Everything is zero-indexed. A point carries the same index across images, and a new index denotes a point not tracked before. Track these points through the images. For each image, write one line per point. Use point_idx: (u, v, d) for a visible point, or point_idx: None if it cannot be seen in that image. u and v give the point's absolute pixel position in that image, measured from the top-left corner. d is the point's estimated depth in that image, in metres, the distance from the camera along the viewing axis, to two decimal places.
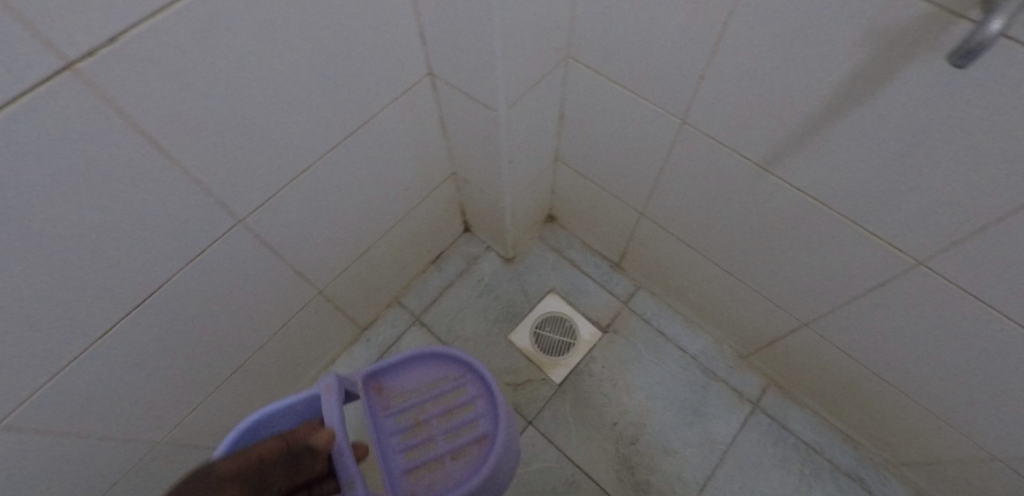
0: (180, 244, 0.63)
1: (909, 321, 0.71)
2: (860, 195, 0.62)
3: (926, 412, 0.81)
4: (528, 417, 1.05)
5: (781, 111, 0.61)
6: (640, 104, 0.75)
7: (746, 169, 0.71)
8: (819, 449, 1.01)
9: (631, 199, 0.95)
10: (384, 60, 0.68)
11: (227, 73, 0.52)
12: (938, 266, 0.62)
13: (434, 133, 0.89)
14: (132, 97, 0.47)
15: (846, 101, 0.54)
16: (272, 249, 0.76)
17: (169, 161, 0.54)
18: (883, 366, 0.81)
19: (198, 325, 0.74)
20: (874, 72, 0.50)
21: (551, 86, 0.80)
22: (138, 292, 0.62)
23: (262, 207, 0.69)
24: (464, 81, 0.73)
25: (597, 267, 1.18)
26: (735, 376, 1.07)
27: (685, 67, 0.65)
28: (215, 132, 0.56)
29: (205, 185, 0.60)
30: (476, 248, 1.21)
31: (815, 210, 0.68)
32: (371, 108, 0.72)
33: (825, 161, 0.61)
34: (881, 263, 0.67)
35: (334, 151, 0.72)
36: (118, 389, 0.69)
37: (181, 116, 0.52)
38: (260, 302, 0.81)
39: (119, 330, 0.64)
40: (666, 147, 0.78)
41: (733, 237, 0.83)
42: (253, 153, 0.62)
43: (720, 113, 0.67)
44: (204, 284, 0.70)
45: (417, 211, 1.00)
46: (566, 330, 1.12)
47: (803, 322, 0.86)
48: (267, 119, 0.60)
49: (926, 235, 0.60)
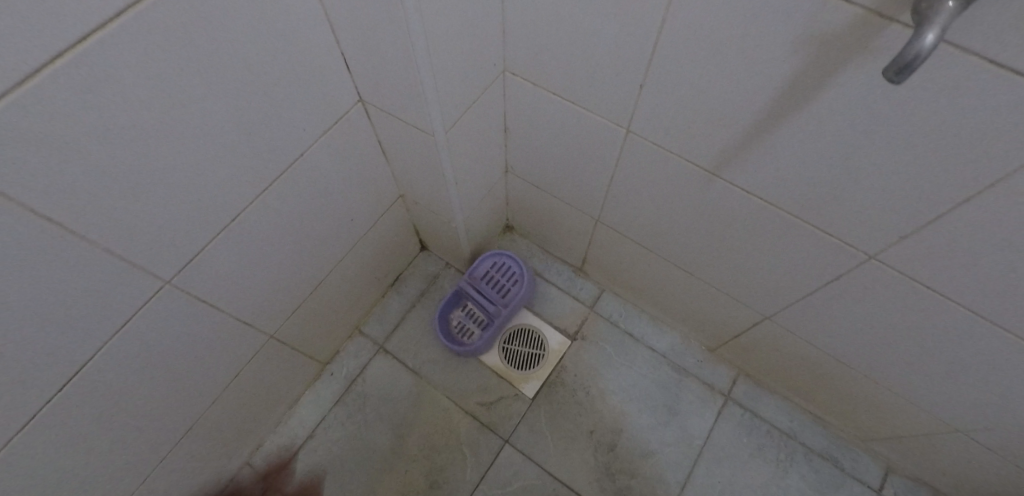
0: (101, 317, 0.57)
1: (865, 310, 0.71)
2: (808, 196, 0.61)
3: (889, 392, 0.83)
4: (504, 435, 1.03)
5: (723, 118, 0.59)
6: (583, 115, 0.72)
7: (694, 174, 0.70)
8: (792, 433, 1.02)
9: (585, 207, 0.93)
10: (307, 94, 0.64)
11: (127, 131, 0.47)
12: (889, 259, 0.62)
13: (375, 159, 0.85)
14: (14, 174, 0.41)
15: (787, 106, 0.53)
16: (211, 303, 0.71)
17: (73, 235, 0.49)
18: (845, 352, 0.82)
19: (136, 393, 0.68)
20: (811, 78, 0.49)
21: (491, 102, 0.77)
22: (59, 374, 0.57)
23: (192, 263, 0.64)
24: (399, 107, 0.69)
25: (560, 273, 1.16)
26: (705, 370, 1.07)
27: (624, 78, 0.63)
28: (121, 197, 0.51)
29: (120, 252, 0.54)
30: (435, 266, 1.17)
31: (766, 211, 0.67)
32: (301, 144, 0.68)
33: (770, 165, 0.61)
34: (834, 258, 0.67)
35: (265, 194, 0.67)
36: (52, 475, 0.63)
37: (78, 186, 0.46)
38: (205, 357, 0.76)
39: (42, 418, 0.58)
40: (614, 155, 0.76)
41: (690, 239, 0.82)
42: (172, 210, 0.57)
43: (664, 121, 0.65)
44: (138, 351, 0.65)
45: (367, 238, 0.96)
46: (535, 342, 1.10)
47: (765, 316, 0.87)
48: (182, 173, 0.55)
49: (874, 231, 0.60)
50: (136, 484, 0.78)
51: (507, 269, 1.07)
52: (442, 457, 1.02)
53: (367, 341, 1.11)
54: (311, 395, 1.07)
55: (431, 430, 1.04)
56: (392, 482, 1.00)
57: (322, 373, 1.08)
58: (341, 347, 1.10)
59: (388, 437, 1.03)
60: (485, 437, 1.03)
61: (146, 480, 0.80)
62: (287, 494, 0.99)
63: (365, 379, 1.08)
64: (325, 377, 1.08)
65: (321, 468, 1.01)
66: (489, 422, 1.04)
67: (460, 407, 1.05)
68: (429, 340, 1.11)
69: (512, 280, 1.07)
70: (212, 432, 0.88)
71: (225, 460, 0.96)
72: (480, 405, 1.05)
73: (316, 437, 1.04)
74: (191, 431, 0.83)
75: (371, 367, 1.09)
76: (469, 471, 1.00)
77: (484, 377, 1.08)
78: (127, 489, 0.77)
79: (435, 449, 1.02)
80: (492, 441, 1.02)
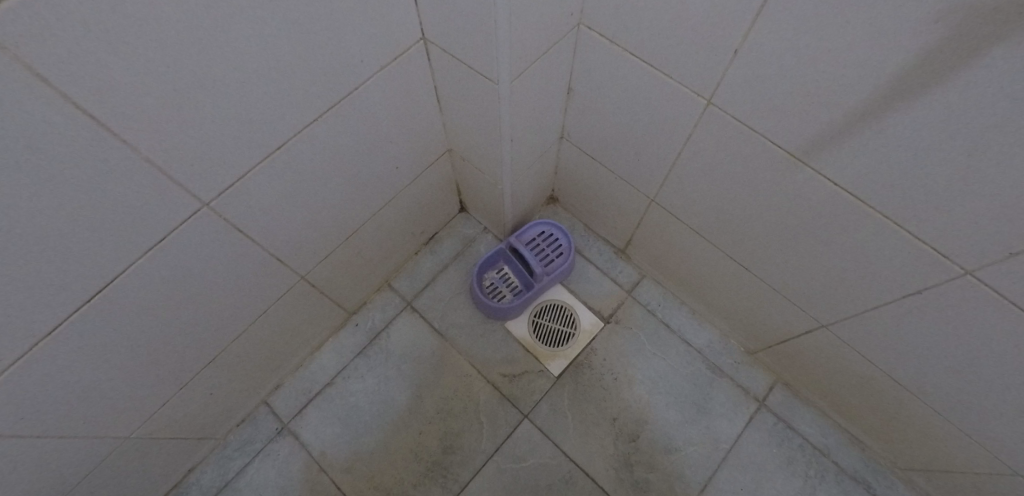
0: (137, 231, 0.56)
1: (943, 330, 0.65)
2: (908, 194, 0.55)
3: (947, 423, 0.77)
4: (524, 410, 1.00)
5: (826, 95, 0.53)
6: (659, 79, 0.67)
7: (778, 158, 0.64)
8: (825, 450, 0.97)
9: (642, 184, 0.88)
10: (372, 22, 0.59)
11: (180, 32, 0.44)
12: (987, 278, 0.55)
13: (429, 106, 0.81)
14: (58, 62, 0.39)
15: (909, 86, 0.47)
16: (246, 234, 0.69)
17: (115, 138, 0.46)
18: (906, 374, 0.75)
19: (166, 315, 0.67)
20: (948, 54, 0.43)
21: (560, 55, 0.72)
22: (89, 284, 0.56)
23: (231, 189, 0.61)
24: (463, 49, 0.64)
25: (601, 253, 1.12)
26: (741, 373, 1.02)
27: (714, 41, 0.57)
28: (168, 104, 0.48)
29: (161, 166, 0.52)
30: (472, 229, 1.14)
31: (851, 207, 0.61)
32: (357, 78, 0.64)
33: (869, 154, 0.54)
34: (922, 269, 0.60)
35: (314, 126, 0.64)
36: (76, 385, 0.63)
37: (124, 85, 0.44)
38: (236, 287, 0.75)
39: (69, 326, 0.57)
40: (687, 130, 0.71)
41: (754, 230, 0.77)
42: (219, 127, 0.54)
43: (753, 94, 0.59)
44: (171, 272, 0.63)
45: (409, 190, 0.93)
46: (567, 320, 1.06)
47: (821, 324, 0.81)
48: (235, 88, 0.52)
49: (979, 243, 0.53)
50: (157, 406, 0.79)
51: (554, 240, 1.05)
52: (458, 423, 1.00)
53: (395, 296, 1.09)
54: (334, 342, 1.06)
55: (450, 395, 1.02)
56: (405, 441, 0.99)
57: (348, 322, 1.07)
58: (369, 299, 1.09)
59: (406, 396, 1.02)
60: (504, 409, 1.00)
61: (167, 403, 0.80)
62: (300, 438, 0.99)
63: (389, 335, 1.06)
64: (350, 327, 1.07)
65: (337, 417, 1.01)
66: (510, 394, 1.01)
67: (482, 376, 1.03)
68: (457, 304, 1.08)
69: (556, 252, 1.05)
70: (235, 365, 0.88)
71: (244, 394, 0.96)
72: (502, 376, 1.03)
73: (335, 385, 1.03)
74: (215, 361, 0.83)
75: (396, 323, 1.07)
76: (484, 440, 0.98)
77: (510, 348, 1.05)
78: (147, 409, 0.77)
79: (451, 414, 1.00)
80: (510, 414, 1.00)
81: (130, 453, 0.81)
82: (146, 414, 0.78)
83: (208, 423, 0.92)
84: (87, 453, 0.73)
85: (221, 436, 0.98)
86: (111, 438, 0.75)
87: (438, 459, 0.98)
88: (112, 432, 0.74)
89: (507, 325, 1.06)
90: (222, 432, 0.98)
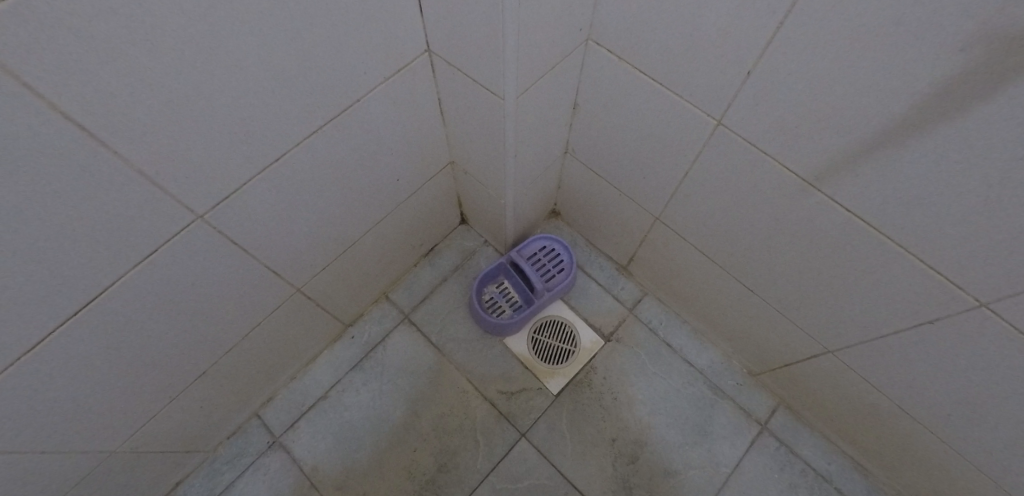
0: (129, 243, 0.54)
1: (953, 362, 0.63)
2: (921, 224, 0.53)
3: (955, 455, 0.75)
4: (522, 428, 0.98)
5: (837, 121, 0.52)
6: (668, 98, 0.66)
7: (787, 182, 0.63)
8: (827, 476, 0.95)
9: (647, 202, 0.87)
10: (376, 31, 0.58)
11: (174, 44, 0.42)
12: (1002, 311, 0.54)
13: (432, 119, 0.80)
14: (45, 73, 0.37)
15: (923, 116, 0.46)
16: (242, 246, 0.68)
17: (107, 150, 0.45)
18: (914, 404, 0.74)
19: (157, 327, 0.66)
20: (964, 85, 0.42)
21: (566, 71, 0.71)
22: (76, 298, 0.54)
23: (227, 201, 0.60)
24: (467, 60, 0.63)
25: (602, 269, 1.10)
26: (743, 395, 1.01)
27: (725, 62, 0.56)
28: (161, 114, 0.46)
29: (154, 178, 0.51)
30: (472, 242, 1.13)
31: (862, 234, 0.60)
32: (360, 89, 0.63)
33: (882, 182, 0.53)
34: (934, 300, 0.59)
35: (314, 137, 0.63)
36: (62, 399, 0.61)
37: (117, 95, 0.42)
38: (230, 299, 0.73)
39: (55, 340, 0.55)
40: (694, 149, 0.70)
41: (760, 253, 0.76)
42: (215, 137, 0.52)
43: (763, 116, 0.58)
44: (164, 284, 0.62)
45: (410, 203, 0.92)
46: (567, 337, 1.04)
47: (826, 350, 0.80)
48: (231, 98, 0.50)
49: (994, 277, 0.52)
50: (145, 419, 0.77)
51: (555, 255, 1.04)
52: (454, 440, 0.98)
53: (393, 310, 1.07)
54: (329, 354, 1.04)
55: (446, 412, 1.00)
56: (399, 458, 0.97)
57: (344, 334, 1.05)
58: (366, 311, 1.07)
59: (402, 412, 1.00)
60: (501, 427, 0.98)
61: (155, 416, 0.78)
62: (292, 452, 0.97)
63: (386, 348, 1.04)
64: (346, 339, 1.05)
65: (330, 432, 0.99)
66: (507, 412, 0.99)
67: (479, 392, 1.01)
68: (456, 318, 1.07)
69: (557, 266, 1.03)
70: (225, 377, 0.86)
71: (235, 407, 0.94)
72: (500, 393, 1.01)
73: (330, 399, 1.01)
74: (207, 373, 0.81)
75: (394, 337, 1.05)
76: (480, 459, 0.96)
77: (508, 365, 1.03)
78: (134, 422, 0.75)
79: (447, 431, 0.98)
80: (507, 433, 0.98)
81: (115, 467, 0.79)
82: (132, 428, 0.75)
83: (197, 436, 0.90)
84: (72, 468, 0.71)
85: (211, 450, 0.96)
86: (95, 453, 0.73)
87: (433, 477, 0.96)
88: (98, 446, 0.72)
89: (507, 341, 1.05)
90: (212, 445, 0.96)
